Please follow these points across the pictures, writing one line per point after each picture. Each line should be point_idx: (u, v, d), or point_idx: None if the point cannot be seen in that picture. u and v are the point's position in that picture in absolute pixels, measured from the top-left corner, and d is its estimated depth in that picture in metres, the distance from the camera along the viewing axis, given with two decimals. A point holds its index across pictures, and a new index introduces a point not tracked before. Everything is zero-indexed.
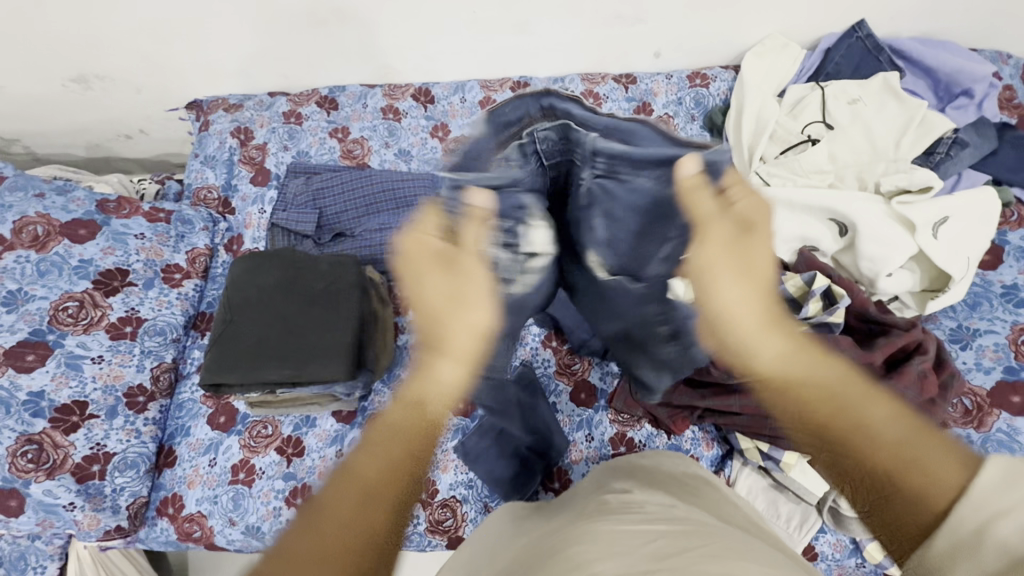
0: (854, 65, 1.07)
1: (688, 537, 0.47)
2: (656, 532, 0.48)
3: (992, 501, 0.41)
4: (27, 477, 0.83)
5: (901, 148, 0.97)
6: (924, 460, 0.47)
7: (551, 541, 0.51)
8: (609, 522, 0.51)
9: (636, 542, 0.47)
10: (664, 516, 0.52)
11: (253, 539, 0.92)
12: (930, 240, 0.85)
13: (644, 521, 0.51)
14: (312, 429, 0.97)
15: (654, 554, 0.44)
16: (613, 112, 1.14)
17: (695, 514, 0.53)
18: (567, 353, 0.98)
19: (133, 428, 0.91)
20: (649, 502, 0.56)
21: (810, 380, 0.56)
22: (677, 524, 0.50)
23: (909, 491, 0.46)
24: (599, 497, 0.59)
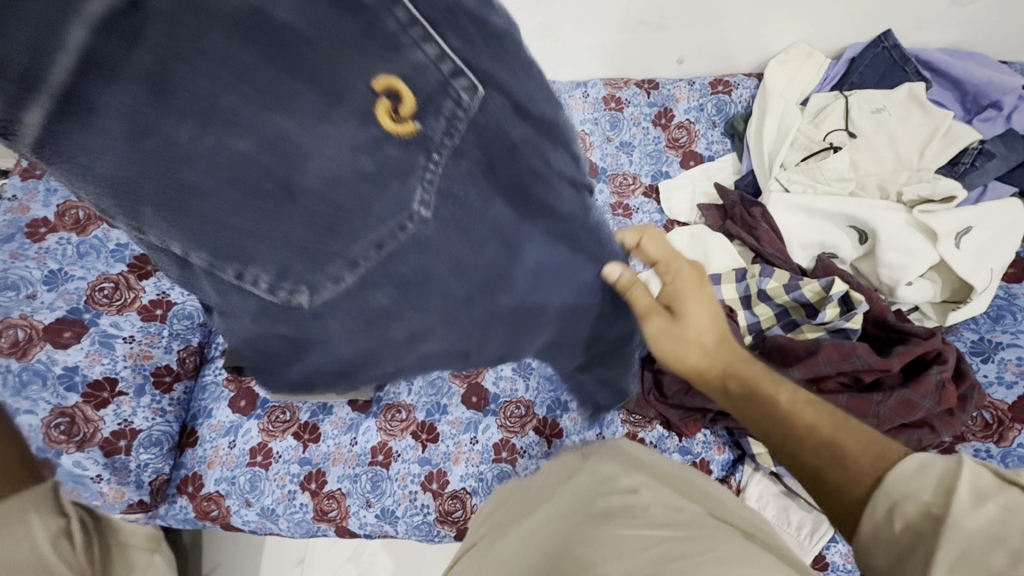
0: (880, 75, 1.06)
1: (692, 542, 0.47)
2: (660, 536, 0.48)
3: (899, 484, 0.42)
4: (60, 448, 0.85)
5: (926, 157, 0.96)
6: (837, 445, 0.49)
7: (557, 541, 0.51)
8: (614, 524, 0.51)
9: (639, 546, 0.47)
10: (669, 520, 0.52)
11: (267, 521, 0.94)
12: (952, 250, 0.84)
13: (650, 525, 0.51)
14: (328, 416, 1.00)
15: (658, 559, 0.45)
16: (634, 117, 1.15)
17: (699, 516, 0.54)
18: None
19: (159, 407, 0.95)
20: (651, 502, 0.56)
21: (751, 389, 0.58)
22: (679, 527, 0.50)
23: (829, 482, 0.48)
24: (605, 495, 0.59)
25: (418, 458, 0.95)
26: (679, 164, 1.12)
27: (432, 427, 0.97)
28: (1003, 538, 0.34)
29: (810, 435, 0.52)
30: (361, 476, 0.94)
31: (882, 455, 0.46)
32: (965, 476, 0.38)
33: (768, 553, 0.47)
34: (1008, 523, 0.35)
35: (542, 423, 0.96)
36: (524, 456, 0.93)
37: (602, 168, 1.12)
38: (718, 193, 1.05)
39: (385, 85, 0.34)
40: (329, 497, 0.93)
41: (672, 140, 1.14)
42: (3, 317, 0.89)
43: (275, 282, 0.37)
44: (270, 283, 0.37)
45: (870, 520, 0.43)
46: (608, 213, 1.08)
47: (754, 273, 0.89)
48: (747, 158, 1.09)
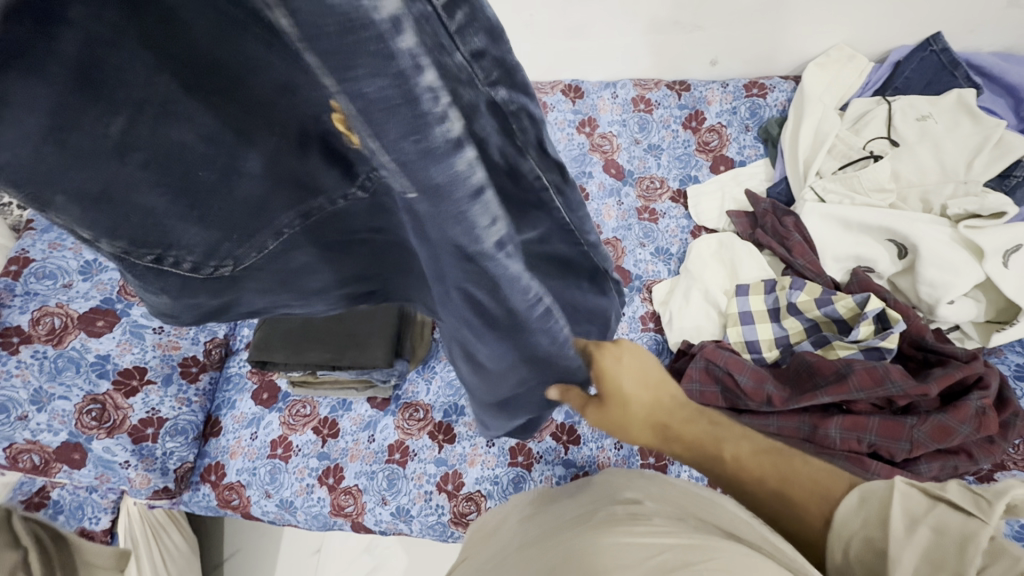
0: (926, 80, 1.01)
1: (693, 549, 0.44)
2: (660, 543, 0.46)
3: (847, 521, 0.45)
4: (90, 434, 0.88)
5: (973, 168, 0.91)
6: (790, 488, 0.50)
7: (558, 552, 0.49)
8: (615, 532, 0.49)
9: (640, 556, 0.45)
10: (671, 527, 0.49)
11: (285, 512, 0.96)
12: (999, 268, 0.79)
13: (651, 532, 0.48)
14: (347, 412, 1.01)
15: (660, 567, 0.42)
16: (663, 119, 1.12)
17: (704, 527, 0.50)
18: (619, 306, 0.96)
19: (185, 396, 0.98)
20: (656, 510, 0.54)
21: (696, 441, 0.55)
22: (682, 533, 0.48)
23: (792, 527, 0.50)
24: (607, 506, 0.57)
25: (435, 458, 0.95)
26: (709, 169, 1.09)
27: (449, 428, 0.98)
28: (944, 563, 0.38)
29: (759, 481, 0.53)
30: (377, 474, 0.95)
31: (828, 494, 0.48)
32: (900, 501, 0.43)
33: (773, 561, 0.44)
34: (940, 544, 0.39)
35: (559, 430, 0.95)
36: (540, 462, 0.93)
37: (629, 171, 1.10)
38: (749, 200, 1.02)
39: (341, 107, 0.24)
40: (346, 492, 0.94)
41: (702, 144, 1.11)
42: (40, 304, 0.93)
43: (201, 260, 0.32)
44: (195, 262, 0.32)
45: (834, 559, 0.45)
46: (634, 218, 1.06)
47: (784, 285, 0.87)
48: (781, 164, 1.05)
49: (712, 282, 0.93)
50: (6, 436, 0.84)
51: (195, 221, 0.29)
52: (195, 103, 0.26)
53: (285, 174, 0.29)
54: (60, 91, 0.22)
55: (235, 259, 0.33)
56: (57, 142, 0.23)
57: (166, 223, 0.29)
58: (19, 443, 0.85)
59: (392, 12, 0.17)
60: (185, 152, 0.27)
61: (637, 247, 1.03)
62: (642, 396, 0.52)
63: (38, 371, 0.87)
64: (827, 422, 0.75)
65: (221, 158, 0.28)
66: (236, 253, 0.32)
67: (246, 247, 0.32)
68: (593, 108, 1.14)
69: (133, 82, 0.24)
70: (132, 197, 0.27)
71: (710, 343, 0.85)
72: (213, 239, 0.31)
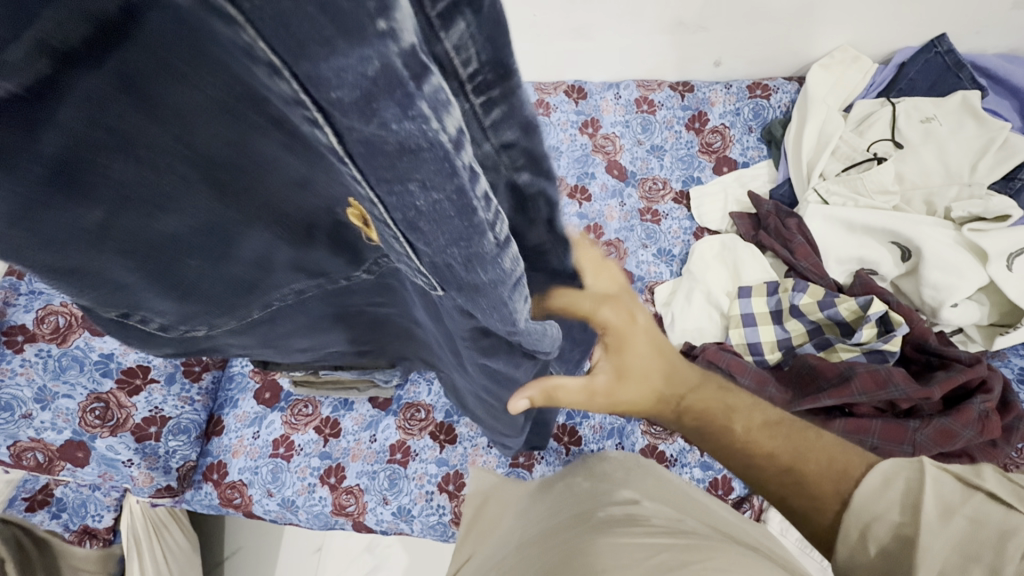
0: (930, 82, 1.01)
1: (693, 550, 0.44)
2: (659, 544, 0.46)
3: (868, 505, 0.43)
4: (94, 432, 0.88)
5: (978, 171, 0.91)
6: (799, 471, 0.48)
7: (557, 553, 0.49)
8: (613, 533, 0.49)
9: (639, 556, 0.45)
10: (670, 527, 0.49)
11: (287, 511, 0.96)
12: (1004, 272, 0.79)
13: (649, 533, 0.48)
14: (349, 412, 1.01)
15: (659, 567, 0.42)
16: (667, 120, 1.12)
17: (701, 527, 0.50)
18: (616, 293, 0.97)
19: (188, 396, 0.99)
20: (656, 511, 0.54)
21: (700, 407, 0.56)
22: (682, 534, 0.48)
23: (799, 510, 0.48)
24: (606, 506, 0.57)
25: (436, 458, 0.95)
26: (713, 170, 1.09)
27: (450, 428, 0.98)
28: (981, 557, 0.36)
29: (772, 461, 0.51)
30: (379, 473, 0.95)
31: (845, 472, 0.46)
32: (931, 491, 0.40)
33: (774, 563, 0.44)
34: (977, 537, 0.37)
35: (560, 431, 0.95)
36: (541, 462, 0.93)
37: (632, 172, 1.10)
38: (752, 201, 1.02)
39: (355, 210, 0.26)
40: (347, 492, 0.94)
41: (706, 145, 1.11)
42: (45, 302, 0.93)
43: (170, 321, 0.34)
44: (164, 323, 0.34)
45: (849, 544, 0.43)
46: (636, 219, 1.06)
47: (787, 286, 0.87)
48: (784, 165, 1.05)
49: (715, 284, 0.93)
50: (10, 434, 0.83)
51: (169, 296, 0.31)
52: (201, 205, 0.27)
53: (277, 258, 0.32)
54: (31, 189, 0.21)
55: (206, 326, 0.36)
56: (25, 227, 0.22)
57: (139, 294, 0.30)
58: (23, 441, 0.85)
59: (467, 160, 0.18)
60: (175, 242, 0.28)
61: (639, 248, 1.03)
62: (655, 370, 0.56)
63: (43, 370, 0.88)
64: (829, 425, 0.74)
65: (214, 249, 0.30)
66: (211, 320, 0.35)
67: (223, 315, 0.36)
68: (596, 109, 1.14)
69: (151, 190, 0.25)
70: (110, 271, 0.27)
71: (713, 345, 0.84)
72: (188, 309, 0.33)
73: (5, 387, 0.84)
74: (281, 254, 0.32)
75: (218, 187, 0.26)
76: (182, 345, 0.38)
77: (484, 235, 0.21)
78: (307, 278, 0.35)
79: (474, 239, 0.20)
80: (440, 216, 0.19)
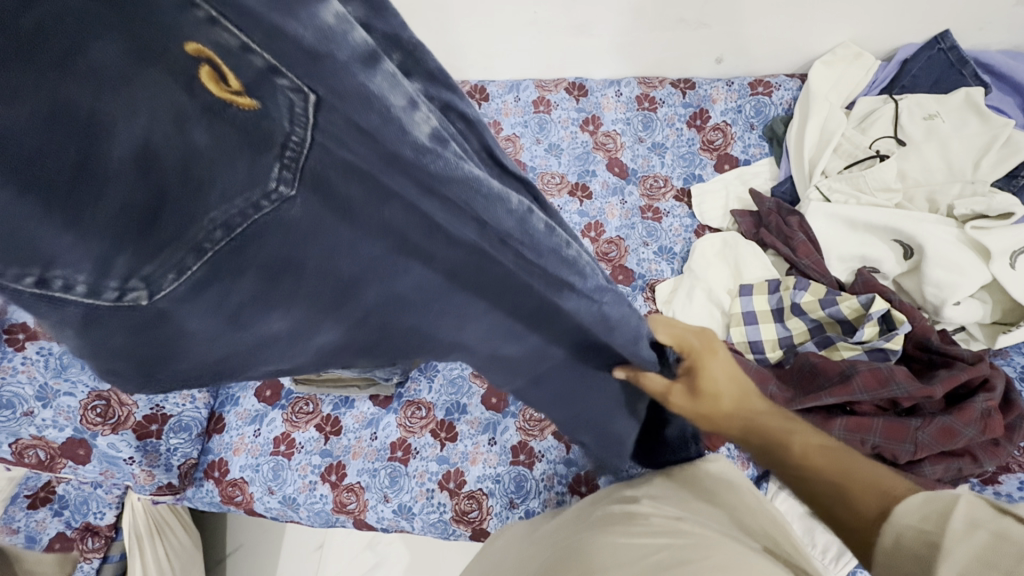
0: (933, 79, 1.00)
1: (690, 549, 0.44)
2: (657, 544, 0.46)
3: (904, 518, 0.38)
4: (95, 430, 0.88)
5: (981, 168, 0.90)
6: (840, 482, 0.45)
7: (557, 554, 0.49)
8: (612, 533, 0.49)
9: (637, 556, 0.44)
10: (670, 526, 0.49)
11: (288, 509, 0.96)
12: (1007, 270, 0.79)
13: (648, 532, 0.48)
14: (349, 410, 1.01)
15: (655, 567, 0.42)
16: (668, 117, 1.12)
17: (703, 525, 0.50)
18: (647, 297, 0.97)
19: (189, 394, 0.99)
20: (654, 509, 0.53)
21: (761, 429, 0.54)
22: (679, 532, 0.48)
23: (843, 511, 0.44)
24: (605, 505, 0.56)
25: (436, 456, 0.95)
26: (714, 167, 1.08)
27: (451, 426, 0.98)
28: (997, 564, 0.32)
29: (822, 479, 0.47)
30: (379, 471, 0.95)
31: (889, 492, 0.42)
32: (962, 509, 0.35)
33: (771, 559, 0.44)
34: (998, 552, 0.32)
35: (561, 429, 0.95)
36: (542, 461, 0.93)
37: (632, 169, 1.10)
38: (754, 199, 1.02)
39: (196, 53, 0.23)
40: (348, 489, 0.95)
41: (707, 142, 1.10)
42: None
43: (94, 283, 0.23)
44: (89, 286, 0.24)
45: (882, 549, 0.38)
46: (637, 216, 1.06)
47: (788, 285, 0.86)
48: (785, 163, 1.04)
49: (716, 282, 0.93)
50: (11, 432, 0.85)
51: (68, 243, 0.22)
52: (24, 99, 0.20)
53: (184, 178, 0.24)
54: None
55: (146, 287, 0.25)
56: None
57: (35, 238, 0.21)
58: (24, 439, 0.86)
59: (335, 11, 0.26)
60: (16, 147, 0.20)
61: (640, 246, 1.03)
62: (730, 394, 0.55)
63: (44, 368, 0.88)
64: (830, 424, 0.74)
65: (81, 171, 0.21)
66: (135, 269, 0.24)
67: (152, 262, 0.24)
68: (597, 107, 1.14)
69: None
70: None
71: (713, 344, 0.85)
72: (101, 248, 0.23)
73: (7, 384, 0.85)
74: (174, 156, 0.23)
75: (55, 101, 0.20)
76: (146, 324, 0.26)
77: (336, 49, 0.26)
78: (226, 196, 0.24)
79: (348, 74, 0.26)
80: (294, 45, 0.25)
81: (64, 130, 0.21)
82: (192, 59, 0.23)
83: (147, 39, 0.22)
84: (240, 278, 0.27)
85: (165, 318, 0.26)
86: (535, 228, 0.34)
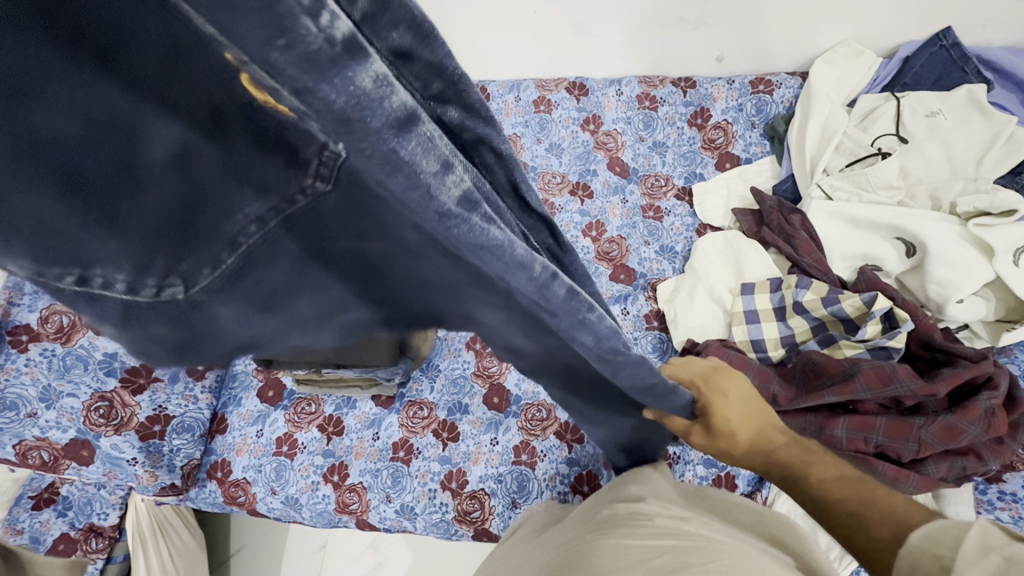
0: (936, 76, 1.00)
1: (694, 553, 0.44)
2: (661, 547, 0.45)
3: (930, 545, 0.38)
4: (98, 431, 0.89)
5: (984, 165, 0.89)
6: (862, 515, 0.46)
7: (561, 557, 0.49)
8: (617, 536, 0.48)
9: (640, 558, 0.44)
10: (675, 528, 0.49)
11: (290, 509, 0.97)
12: (1010, 267, 0.78)
13: (653, 535, 0.48)
14: (352, 410, 1.01)
15: (660, 570, 0.42)
16: (669, 116, 1.12)
17: (708, 527, 0.50)
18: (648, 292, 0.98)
19: (191, 395, 1.00)
20: (659, 510, 0.53)
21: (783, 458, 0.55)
22: (684, 535, 0.47)
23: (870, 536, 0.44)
24: (609, 506, 0.56)
25: (438, 456, 0.95)
26: (715, 166, 1.08)
27: (453, 426, 0.98)
28: None
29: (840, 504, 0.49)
30: (382, 471, 0.95)
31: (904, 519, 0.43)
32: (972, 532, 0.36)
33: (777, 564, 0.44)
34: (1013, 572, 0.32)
35: (563, 428, 0.94)
36: (544, 460, 0.92)
37: (634, 168, 1.10)
38: (755, 197, 1.01)
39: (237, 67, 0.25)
40: (350, 490, 0.95)
41: (708, 141, 1.10)
42: (49, 303, 0.92)
43: (135, 279, 0.28)
44: (129, 282, 0.28)
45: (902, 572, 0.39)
46: (638, 216, 1.06)
47: (790, 283, 0.86)
48: (787, 161, 1.04)
49: (717, 281, 0.93)
50: (15, 433, 0.84)
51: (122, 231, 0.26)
52: (74, 105, 0.23)
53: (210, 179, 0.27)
54: None
55: (184, 282, 0.29)
56: None
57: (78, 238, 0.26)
58: (28, 441, 0.85)
59: (376, 72, 0.19)
60: (63, 143, 0.23)
61: (641, 245, 1.03)
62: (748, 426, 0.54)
63: (47, 369, 0.88)
64: (833, 422, 0.74)
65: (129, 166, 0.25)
66: (174, 266, 0.28)
67: (185, 261, 0.28)
68: (598, 106, 1.14)
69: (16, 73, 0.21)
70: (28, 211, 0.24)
71: (715, 342, 0.85)
72: (138, 252, 0.27)
73: (10, 386, 0.85)
74: (207, 161, 0.26)
75: (98, 106, 0.23)
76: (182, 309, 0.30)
77: (370, 116, 0.19)
78: (252, 197, 0.27)
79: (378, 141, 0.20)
80: (325, 107, 0.18)
81: (109, 133, 0.24)
82: (229, 65, 0.25)
83: (183, 42, 0.24)
84: (272, 268, 0.31)
85: (201, 304, 0.31)
86: (557, 296, 0.31)
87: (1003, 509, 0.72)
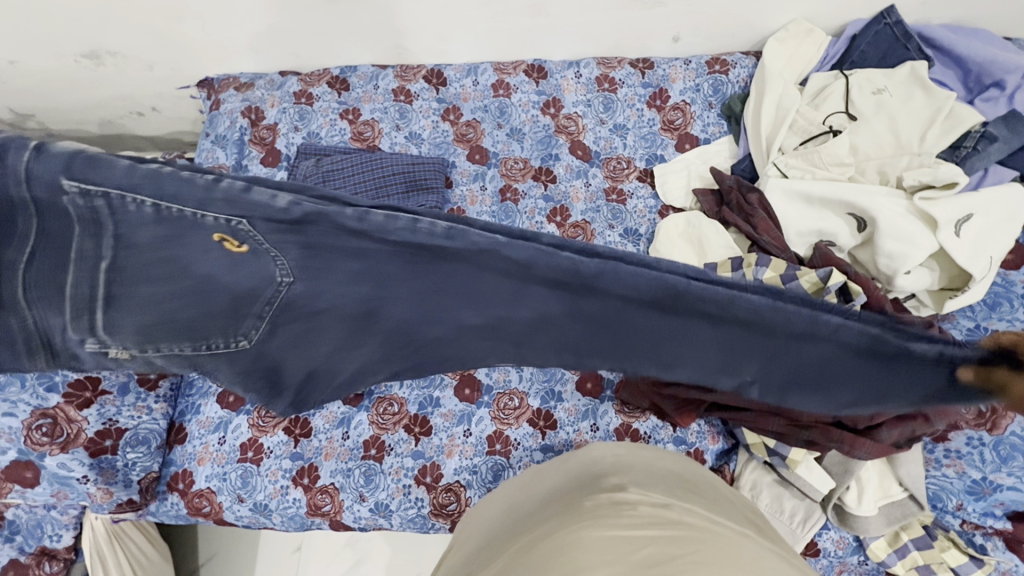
0: (882, 53, 1.03)
1: (677, 544, 0.44)
2: (643, 539, 0.45)
3: None
4: (43, 450, 0.83)
5: (927, 141, 0.93)
6: None
7: (539, 545, 0.48)
8: (599, 524, 0.48)
9: (625, 550, 0.44)
10: (659, 518, 0.49)
11: (260, 516, 0.94)
12: (951, 238, 0.82)
13: (637, 525, 0.48)
14: (319, 410, 0.98)
15: (642, 564, 0.42)
16: (628, 98, 1.11)
17: (689, 514, 0.51)
18: (570, 227, 1.03)
19: (145, 405, 0.94)
20: (641, 499, 0.53)
21: None
22: (669, 526, 0.48)
23: None
24: (591, 493, 0.56)
25: (412, 452, 0.94)
26: (674, 148, 1.09)
27: (425, 420, 0.96)
28: None
29: None
30: (353, 471, 0.93)
31: None
32: None
33: (758, 551, 0.46)
34: None
35: (536, 415, 0.95)
36: (518, 448, 0.93)
37: (595, 152, 1.09)
38: (715, 177, 1.03)
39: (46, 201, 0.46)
40: (322, 492, 0.92)
41: (667, 122, 1.10)
42: None
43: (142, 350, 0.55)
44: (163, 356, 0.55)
45: None
46: (602, 199, 1.06)
47: (751, 261, 0.87)
48: (744, 140, 1.06)
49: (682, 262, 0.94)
50: None
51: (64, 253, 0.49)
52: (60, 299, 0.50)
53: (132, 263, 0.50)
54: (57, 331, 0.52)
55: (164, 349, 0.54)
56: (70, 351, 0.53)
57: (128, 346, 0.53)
58: None
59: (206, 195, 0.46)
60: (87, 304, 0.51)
61: (606, 229, 1.03)
62: None
63: None
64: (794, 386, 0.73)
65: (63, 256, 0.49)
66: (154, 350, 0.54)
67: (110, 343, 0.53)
68: (557, 89, 1.13)
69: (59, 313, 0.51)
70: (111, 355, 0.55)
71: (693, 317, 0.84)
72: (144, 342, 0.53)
73: None
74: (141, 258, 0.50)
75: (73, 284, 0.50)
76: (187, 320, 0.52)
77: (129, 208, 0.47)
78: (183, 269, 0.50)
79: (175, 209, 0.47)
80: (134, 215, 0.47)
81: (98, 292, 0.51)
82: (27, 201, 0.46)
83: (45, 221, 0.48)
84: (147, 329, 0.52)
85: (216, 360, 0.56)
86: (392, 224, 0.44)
87: (949, 465, 0.80)
